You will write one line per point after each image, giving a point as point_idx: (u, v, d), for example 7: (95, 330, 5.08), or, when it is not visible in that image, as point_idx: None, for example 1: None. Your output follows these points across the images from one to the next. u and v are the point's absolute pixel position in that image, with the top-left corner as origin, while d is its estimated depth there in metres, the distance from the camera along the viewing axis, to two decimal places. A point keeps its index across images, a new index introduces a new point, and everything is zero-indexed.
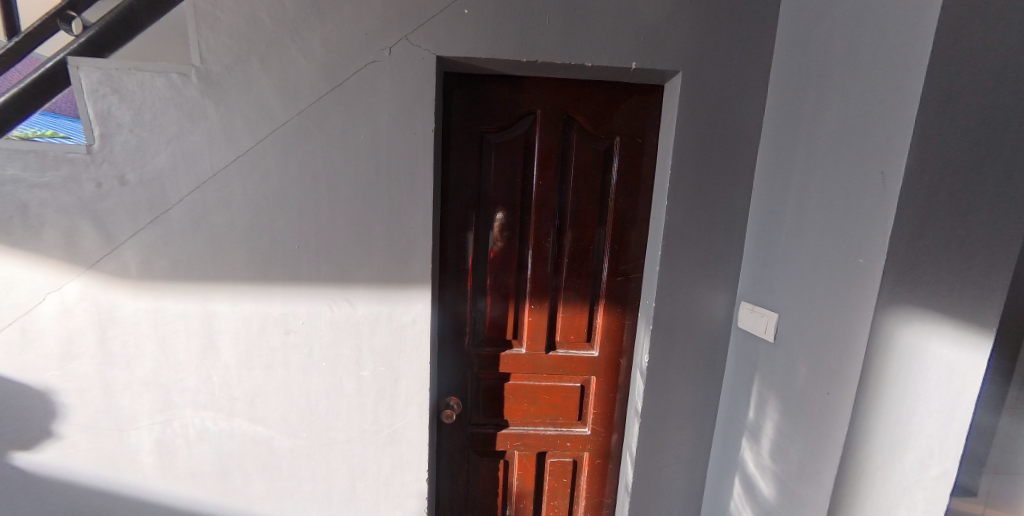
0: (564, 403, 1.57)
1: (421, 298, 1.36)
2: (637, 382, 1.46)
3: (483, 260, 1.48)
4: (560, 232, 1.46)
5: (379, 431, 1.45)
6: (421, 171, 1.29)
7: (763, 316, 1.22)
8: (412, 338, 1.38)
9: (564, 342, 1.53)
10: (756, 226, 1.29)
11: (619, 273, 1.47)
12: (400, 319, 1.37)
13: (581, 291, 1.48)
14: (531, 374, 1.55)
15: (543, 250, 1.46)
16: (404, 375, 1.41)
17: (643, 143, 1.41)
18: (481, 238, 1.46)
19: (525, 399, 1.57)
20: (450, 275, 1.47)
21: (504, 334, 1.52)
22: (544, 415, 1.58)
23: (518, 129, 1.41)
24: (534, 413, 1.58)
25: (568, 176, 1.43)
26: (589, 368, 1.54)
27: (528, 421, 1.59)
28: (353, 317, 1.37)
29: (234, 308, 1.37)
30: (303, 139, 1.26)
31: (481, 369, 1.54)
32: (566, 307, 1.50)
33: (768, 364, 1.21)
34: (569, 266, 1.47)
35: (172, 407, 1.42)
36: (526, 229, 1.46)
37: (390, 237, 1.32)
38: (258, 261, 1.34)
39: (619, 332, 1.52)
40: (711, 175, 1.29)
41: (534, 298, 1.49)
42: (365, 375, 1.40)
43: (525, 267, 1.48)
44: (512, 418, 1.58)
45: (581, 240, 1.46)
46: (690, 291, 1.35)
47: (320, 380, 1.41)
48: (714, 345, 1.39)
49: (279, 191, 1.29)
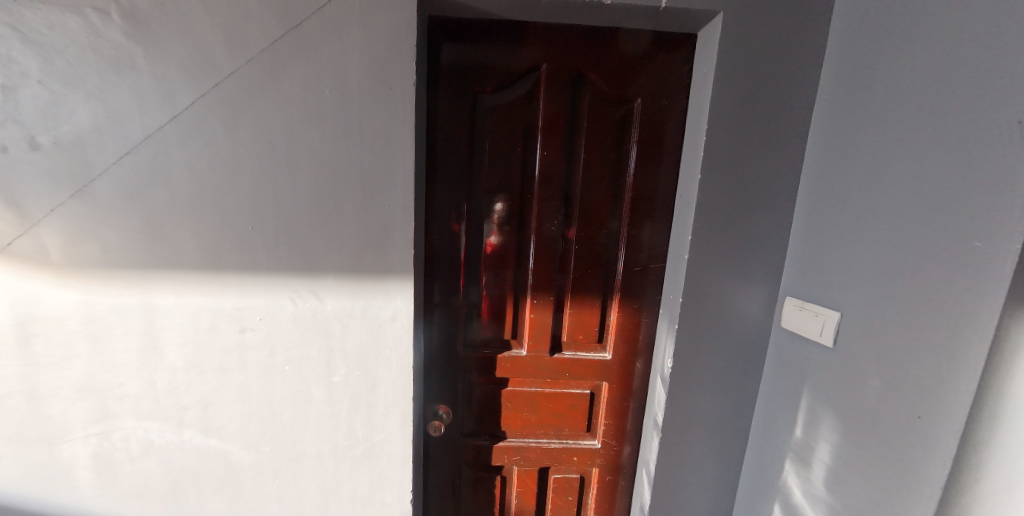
0: (570, 412, 1.37)
1: (402, 290, 1.14)
2: (656, 390, 1.25)
3: (476, 249, 1.25)
4: (569, 215, 1.23)
5: (355, 445, 1.24)
6: (401, 137, 1.06)
7: (817, 314, 1.00)
8: (390, 337, 1.17)
9: (571, 343, 1.31)
10: (808, 205, 1.07)
11: (638, 263, 1.24)
12: (376, 315, 1.15)
13: (593, 285, 1.26)
14: (534, 380, 1.33)
15: (548, 237, 1.23)
16: (383, 381, 1.19)
17: (670, 106, 1.16)
18: (474, 222, 1.24)
19: (524, 408, 1.36)
20: (438, 266, 1.25)
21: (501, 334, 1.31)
22: (547, 425, 1.38)
23: (519, 89, 1.17)
24: (536, 424, 1.37)
25: (578, 147, 1.20)
26: (600, 373, 1.33)
27: (529, 433, 1.38)
28: (321, 313, 1.15)
29: (179, 302, 1.15)
30: (256, 97, 1.03)
31: (475, 375, 1.33)
32: (575, 304, 1.27)
33: (824, 372, 1.00)
34: (578, 256, 1.24)
35: (112, 416, 1.21)
36: (528, 212, 1.23)
37: (365, 220, 1.09)
38: (207, 245, 1.11)
39: (636, 331, 1.30)
40: (755, 144, 1.06)
41: (537, 293, 1.26)
42: (337, 381, 1.19)
43: (526, 257, 1.26)
44: (510, 429, 1.38)
45: (594, 225, 1.23)
46: (723, 283, 1.13)
47: (284, 386, 1.20)
48: (749, 348, 1.18)
49: (228, 160, 1.05)
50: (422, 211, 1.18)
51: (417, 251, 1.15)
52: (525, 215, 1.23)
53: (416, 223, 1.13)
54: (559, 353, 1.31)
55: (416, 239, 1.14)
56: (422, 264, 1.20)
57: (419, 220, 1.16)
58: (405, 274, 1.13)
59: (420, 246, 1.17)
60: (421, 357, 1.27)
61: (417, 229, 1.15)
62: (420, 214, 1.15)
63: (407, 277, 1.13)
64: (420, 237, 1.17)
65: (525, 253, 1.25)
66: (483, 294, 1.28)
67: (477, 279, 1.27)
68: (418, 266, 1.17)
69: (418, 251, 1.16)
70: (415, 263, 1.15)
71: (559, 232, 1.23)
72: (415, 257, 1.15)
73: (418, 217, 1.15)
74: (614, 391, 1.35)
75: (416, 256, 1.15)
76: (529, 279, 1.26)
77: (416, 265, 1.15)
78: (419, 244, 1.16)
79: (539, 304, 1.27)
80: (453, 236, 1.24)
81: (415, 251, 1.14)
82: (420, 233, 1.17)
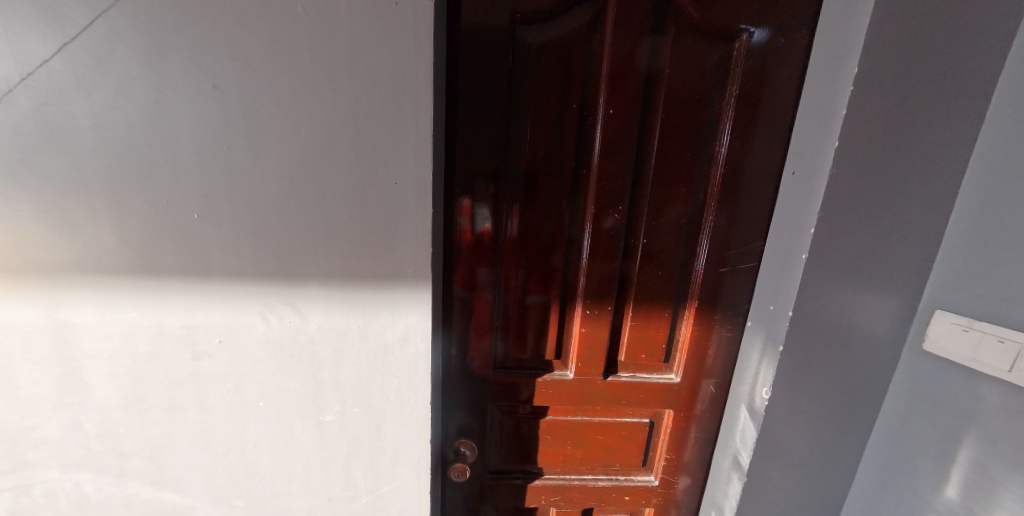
0: (622, 445, 1.14)
1: (414, 302, 0.83)
2: (737, 424, 1.02)
3: (510, 244, 0.95)
4: (636, 197, 0.92)
5: (355, 498, 0.98)
6: (412, 84, 0.73)
7: (1004, 342, 0.73)
8: (399, 365, 0.88)
9: (629, 363, 1.04)
10: (979, 192, 0.75)
11: (724, 262, 0.94)
12: (379, 336, 0.85)
13: (663, 292, 0.97)
14: (580, 408, 1.08)
15: (609, 230, 0.92)
16: (390, 420, 0.92)
17: (785, 44, 0.84)
18: (508, 209, 0.92)
19: (567, 441, 1.13)
20: (459, 266, 0.95)
21: (540, 354, 1.03)
22: (593, 460, 1.15)
23: (576, 19, 0.83)
24: (579, 459, 1.15)
25: (654, 103, 0.87)
26: (663, 399, 1.07)
27: (572, 469, 1.16)
28: (304, 334, 0.85)
29: (103, 319, 0.83)
30: (194, 18, 0.68)
31: (507, 404, 1.07)
32: (638, 316, 0.99)
33: (1010, 417, 0.74)
34: (646, 255, 0.95)
35: (25, 468, 0.91)
36: (582, 196, 0.92)
37: (361, 213, 0.77)
38: (131, 240, 0.77)
39: (714, 349, 1.02)
40: (922, 97, 0.73)
41: (589, 302, 0.97)
42: (329, 421, 0.92)
43: (576, 256, 0.95)
44: (548, 464, 1.16)
45: (669, 214, 0.92)
46: (851, 294, 0.83)
47: (258, 430, 0.93)
48: (871, 380, 0.88)
49: (153, 114, 0.71)
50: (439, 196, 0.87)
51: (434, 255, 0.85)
52: (576, 199, 0.92)
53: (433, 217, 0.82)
54: (614, 375, 1.04)
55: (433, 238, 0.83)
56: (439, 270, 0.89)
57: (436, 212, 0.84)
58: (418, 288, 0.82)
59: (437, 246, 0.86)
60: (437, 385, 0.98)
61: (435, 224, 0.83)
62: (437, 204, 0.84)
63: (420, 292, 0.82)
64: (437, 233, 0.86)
65: (576, 251, 0.95)
66: (518, 303, 0.99)
67: (510, 284, 0.97)
68: (435, 275, 0.86)
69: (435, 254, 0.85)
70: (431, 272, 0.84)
71: (622, 223, 0.92)
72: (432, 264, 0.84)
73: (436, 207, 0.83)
74: (676, 419, 1.10)
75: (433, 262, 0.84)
76: (579, 285, 0.97)
77: (433, 273, 0.85)
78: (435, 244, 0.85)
79: (593, 316, 0.98)
80: (480, 228, 0.93)
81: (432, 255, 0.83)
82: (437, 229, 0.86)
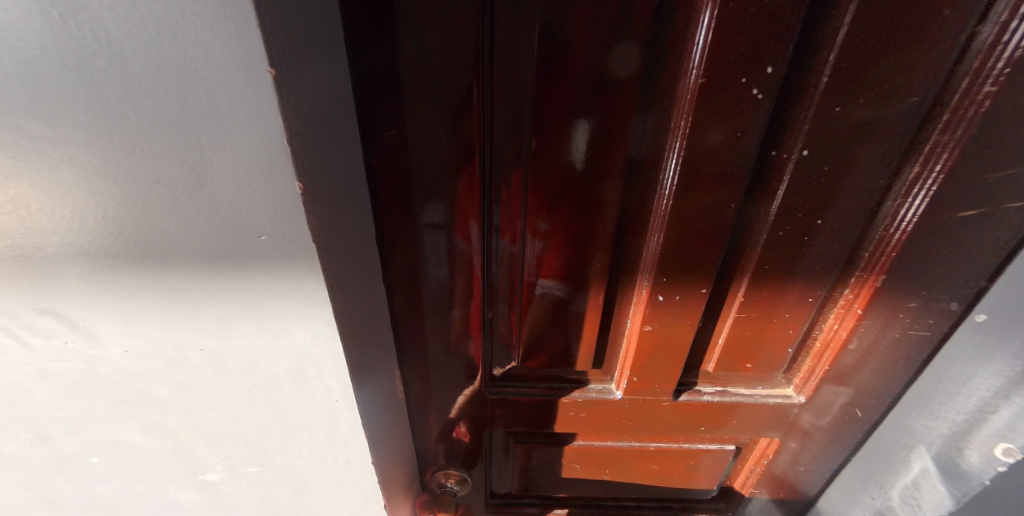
0: (685, 475, 0.76)
1: (300, 319, 0.38)
2: (897, 482, 0.60)
3: (511, 174, 0.47)
4: (809, 48, 0.39)
5: None
6: None
7: None
8: (304, 416, 0.47)
9: (718, 375, 0.62)
10: None
11: (975, 203, 0.44)
12: (252, 373, 0.43)
13: (812, 260, 0.50)
14: (628, 432, 0.68)
15: (725, 142, 0.42)
16: (315, 482, 0.56)
17: None
18: (503, 98, 0.42)
19: (604, 469, 0.76)
20: (410, 220, 0.49)
21: (569, 360, 0.62)
22: (640, 490, 0.79)
23: None
24: (617, 485, 0.79)
25: None
26: (764, 424, 0.67)
27: (608, 498, 0.81)
28: (111, 367, 0.44)
29: None
30: None
31: (515, 426, 0.69)
32: (751, 305, 0.53)
33: None
34: (795, 192, 0.46)
35: None
36: (673, 63, 0.40)
37: (101, 121, 0.28)
38: None
39: (890, 365, 0.55)
40: None
41: (664, 287, 0.50)
42: (216, 479, 0.57)
43: (646, 196, 0.47)
44: (574, 492, 0.81)
45: (866, 103, 0.41)
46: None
47: (111, 490, 0.58)
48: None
49: None
50: (340, 69, 0.37)
51: (344, 212, 0.38)
52: (657, 71, 0.41)
53: (322, 127, 0.33)
54: (691, 393, 0.62)
55: (332, 178, 0.35)
56: (366, 240, 0.43)
57: (336, 113, 0.36)
58: (310, 295, 0.37)
59: (350, 191, 0.39)
60: (394, 423, 0.59)
61: (331, 143, 0.35)
62: (333, 91, 0.35)
63: (316, 304, 0.37)
64: (345, 164, 0.38)
65: (646, 185, 0.47)
66: (529, 280, 0.54)
67: (513, 248, 0.52)
68: (353, 255, 0.41)
69: (349, 211, 0.39)
70: (339, 253, 0.38)
71: (756, 120, 0.41)
72: (340, 235, 0.38)
73: (328, 101, 0.35)
74: (783, 444, 0.70)
75: (341, 230, 0.38)
76: (645, 255, 0.49)
77: (347, 256, 0.39)
78: (343, 188, 0.38)
79: (668, 309, 0.52)
80: (446, 142, 0.44)
81: (335, 218, 0.37)
82: (343, 153, 0.38)
